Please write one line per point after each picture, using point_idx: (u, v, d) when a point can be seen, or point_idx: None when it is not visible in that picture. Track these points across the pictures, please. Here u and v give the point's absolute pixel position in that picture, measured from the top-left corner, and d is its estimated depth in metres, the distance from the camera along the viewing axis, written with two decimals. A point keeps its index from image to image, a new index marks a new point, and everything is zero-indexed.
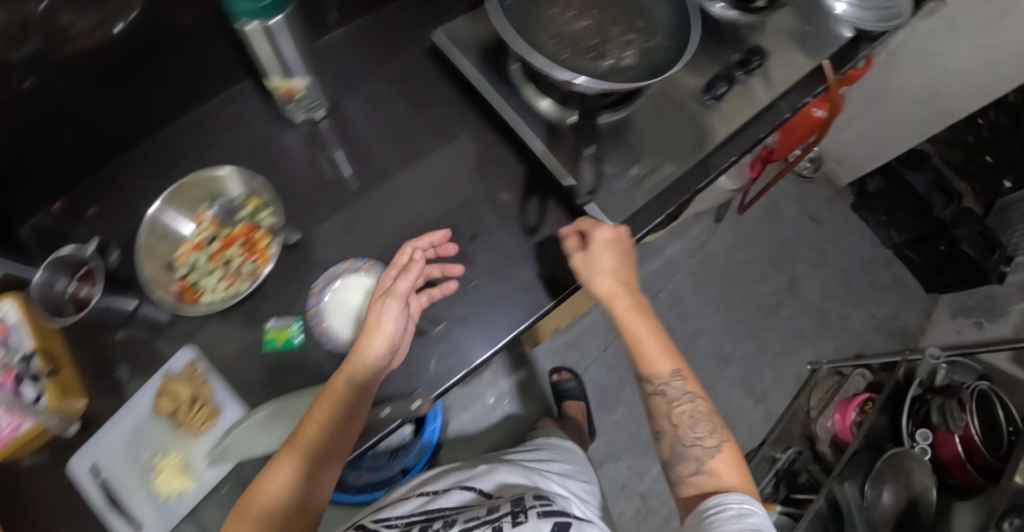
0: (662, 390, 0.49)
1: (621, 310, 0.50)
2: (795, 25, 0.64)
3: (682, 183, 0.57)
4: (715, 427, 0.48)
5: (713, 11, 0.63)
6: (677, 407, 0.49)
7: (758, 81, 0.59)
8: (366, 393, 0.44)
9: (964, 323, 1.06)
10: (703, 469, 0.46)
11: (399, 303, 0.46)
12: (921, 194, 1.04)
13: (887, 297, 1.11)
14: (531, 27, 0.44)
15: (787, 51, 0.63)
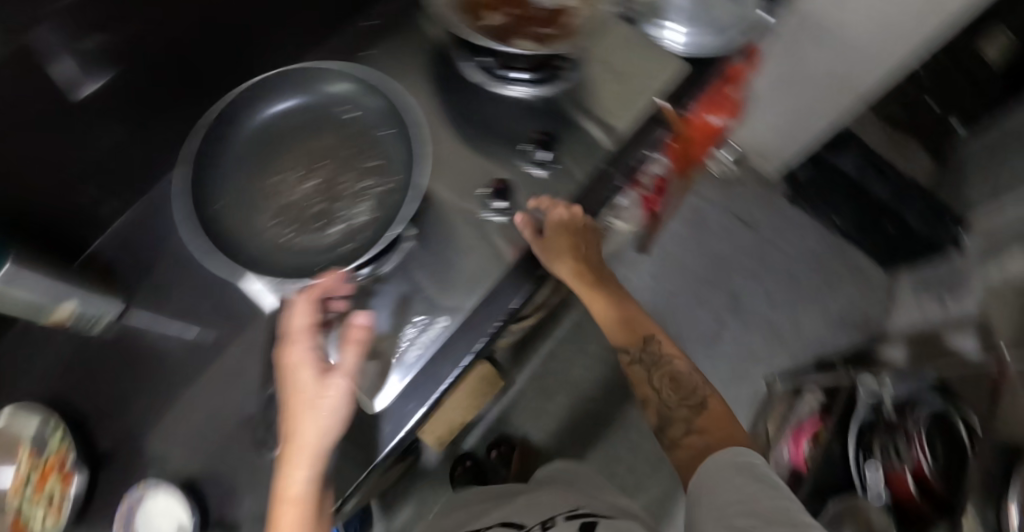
0: (639, 358, 0.53)
1: (583, 288, 0.53)
2: (606, 77, 0.58)
3: (497, 301, 0.51)
4: (692, 391, 0.50)
5: (512, 93, 0.57)
6: (655, 370, 0.52)
7: (568, 161, 0.55)
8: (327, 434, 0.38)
9: (928, 300, 0.99)
10: (692, 429, 0.47)
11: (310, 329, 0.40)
12: (854, 177, 1.00)
13: (841, 290, 1.06)
14: (255, 208, 0.46)
15: (599, 112, 0.57)
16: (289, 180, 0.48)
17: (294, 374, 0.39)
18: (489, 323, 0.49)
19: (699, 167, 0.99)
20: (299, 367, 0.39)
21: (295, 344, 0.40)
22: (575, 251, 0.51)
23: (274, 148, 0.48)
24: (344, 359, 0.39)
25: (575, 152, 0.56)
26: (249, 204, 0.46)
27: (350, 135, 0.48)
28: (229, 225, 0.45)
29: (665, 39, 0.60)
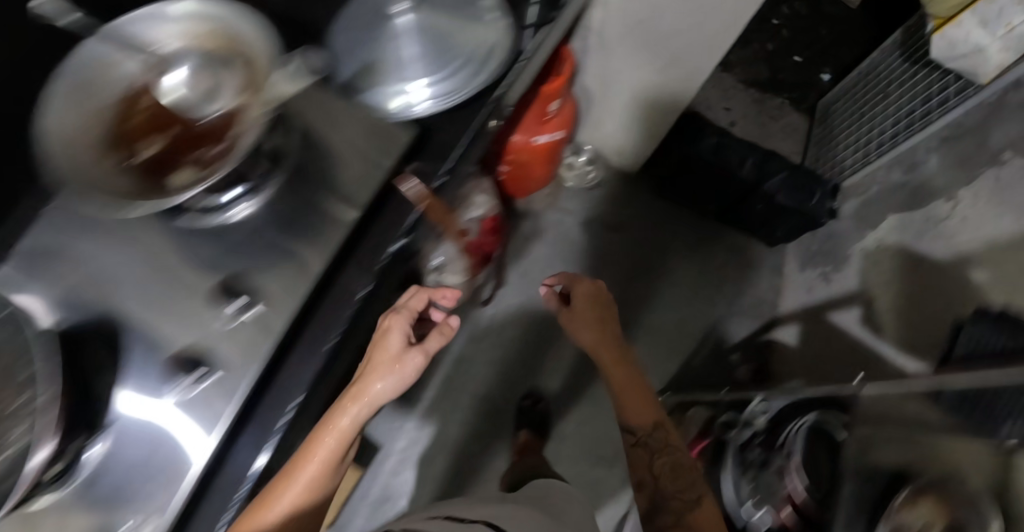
0: (642, 441, 0.65)
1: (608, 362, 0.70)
2: (326, 166, 0.47)
3: (235, 477, 0.42)
4: (689, 486, 0.61)
5: (235, 215, 0.47)
6: (654, 452, 0.64)
7: (288, 284, 0.44)
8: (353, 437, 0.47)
9: (813, 276, 0.95)
10: (687, 517, 0.57)
11: (400, 330, 0.51)
12: (713, 160, 0.89)
13: (725, 278, 1.03)
14: None
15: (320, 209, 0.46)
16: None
17: (379, 367, 0.49)
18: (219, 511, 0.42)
19: (530, 185, 0.91)
20: (391, 345, 0.50)
21: (392, 332, 0.51)
22: (605, 326, 0.73)
23: None
24: (426, 345, 0.52)
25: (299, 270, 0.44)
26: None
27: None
28: None
29: (387, 101, 0.50)
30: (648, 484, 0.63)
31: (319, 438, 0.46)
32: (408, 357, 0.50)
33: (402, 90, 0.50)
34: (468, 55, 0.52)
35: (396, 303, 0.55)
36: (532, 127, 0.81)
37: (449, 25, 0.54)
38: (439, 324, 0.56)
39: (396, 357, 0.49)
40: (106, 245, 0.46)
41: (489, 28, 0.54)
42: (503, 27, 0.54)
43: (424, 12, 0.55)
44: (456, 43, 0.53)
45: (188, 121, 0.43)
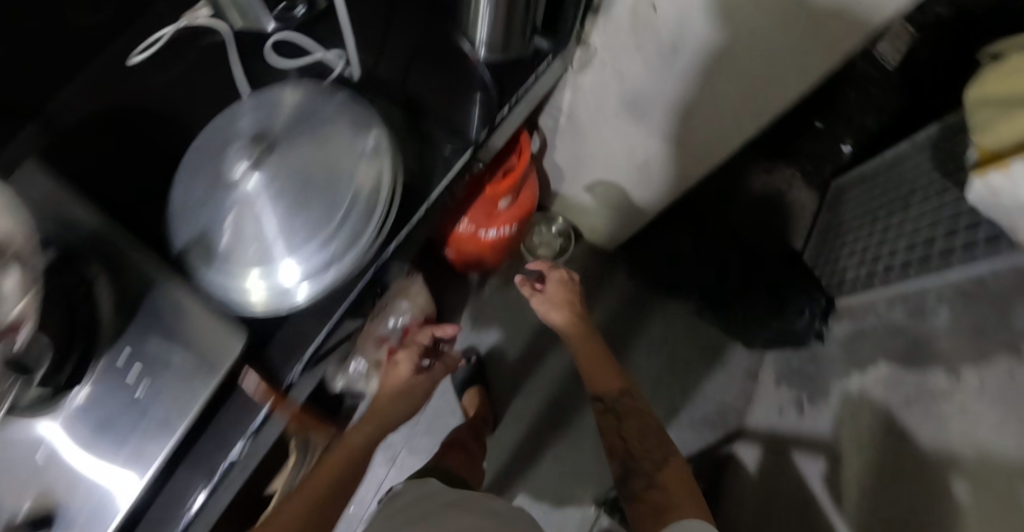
0: (611, 407, 0.70)
1: (573, 336, 0.77)
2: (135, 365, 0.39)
3: None
4: (659, 445, 0.64)
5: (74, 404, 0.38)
6: (624, 428, 0.67)
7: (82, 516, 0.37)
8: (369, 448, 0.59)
9: (786, 397, 0.86)
10: (655, 483, 0.60)
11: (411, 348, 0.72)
12: None
13: (689, 377, 0.97)
14: None
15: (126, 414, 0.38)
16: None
17: (392, 397, 0.67)
18: None
19: (474, 261, 0.84)
20: (406, 371, 0.69)
21: (404, 366, 0.69)
22: (571, 316, 0.79)
23: None
24: (429, 372, 0.73)
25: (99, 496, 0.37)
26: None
27: None
28: None
29: (248, 300, 0.41)
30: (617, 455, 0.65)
31: (351, 444, 0.57)
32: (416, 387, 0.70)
33: (265, 283, 0.41)
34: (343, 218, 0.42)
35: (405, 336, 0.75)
36: (480, 219, 0.75)
37: (305, 181, 0.42)
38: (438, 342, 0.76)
39: (408, 386, 0.69)
40: None
41: (365, 172, 0.43)
42: (386, 168, 0.44)
43: (271, 160, 0.42)
44: (322, 205, 0.42)
45: None
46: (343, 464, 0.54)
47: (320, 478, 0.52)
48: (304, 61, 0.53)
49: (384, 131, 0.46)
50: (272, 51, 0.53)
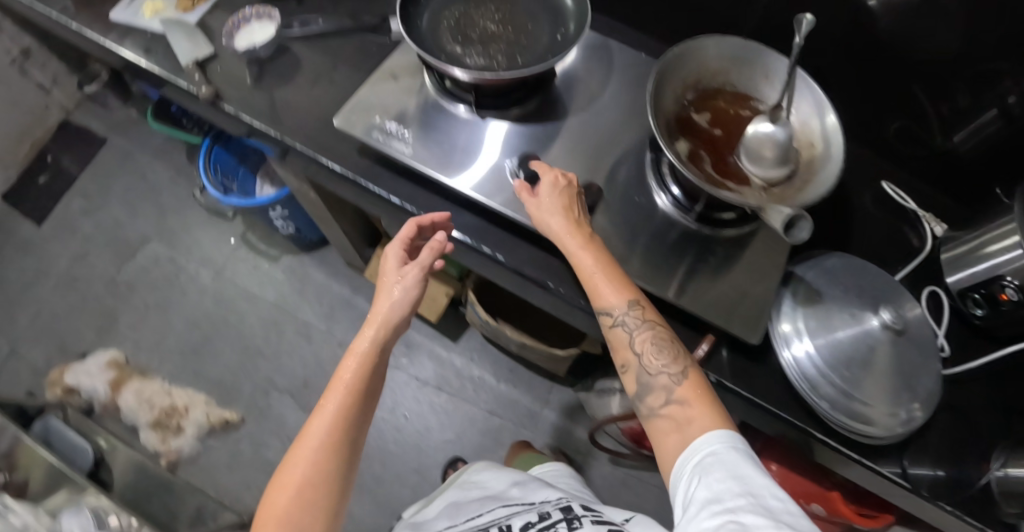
0: (621, 322, 0.67)
1: (569, 244, 0.68)
2: (724, 268, 0.74)
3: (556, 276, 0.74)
4: (675, 358, 0.65)
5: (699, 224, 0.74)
6: (636, 338, 0.66)
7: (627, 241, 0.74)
8: (381, 359, 0.67)
9: None
10: (674, 400, 0.61)
11: (417, 269, 0.70)
12: None
13: None
14: (417, 137, 0.75)
15: (710, 282, 0.73)
16: (487, 9, 0.76)
17: (386, 292, 0.69)
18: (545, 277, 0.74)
19: None
20: (392, 268, 0.71)
21: (391, 256, 0.72)
22: (578, 232, 0.69)
23: (470, 144, 0.76)
24: (423, 260, 0.70)
25: (647, 254, 0.74)
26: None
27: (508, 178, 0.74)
28: (416, 156, 0.75)
29: (795, 343, 0.73)
30: (568, 211, 0.69)
31: (358, 351, 0.66)
32: (421, 283, 0.70)
33: (809, 348, 0.72)
34: (845, 396, 0.70)
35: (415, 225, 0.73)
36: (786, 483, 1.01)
37: (880, 363, 0.71)
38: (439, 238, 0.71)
39: (410, 284, 0.70)
40: (615, 147, 0.78)
41: (881, 407, 0.70)
42: (891, 426, 0.70)
43: (884, 341, 0.71)
44: (863, 379, 0.71)
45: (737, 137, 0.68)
46: (360, 359, 0.66)
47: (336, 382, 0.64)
48: (935, 322, 0.83)
49: (917, 414, 0.71)
50: (928, 303, 0.84)
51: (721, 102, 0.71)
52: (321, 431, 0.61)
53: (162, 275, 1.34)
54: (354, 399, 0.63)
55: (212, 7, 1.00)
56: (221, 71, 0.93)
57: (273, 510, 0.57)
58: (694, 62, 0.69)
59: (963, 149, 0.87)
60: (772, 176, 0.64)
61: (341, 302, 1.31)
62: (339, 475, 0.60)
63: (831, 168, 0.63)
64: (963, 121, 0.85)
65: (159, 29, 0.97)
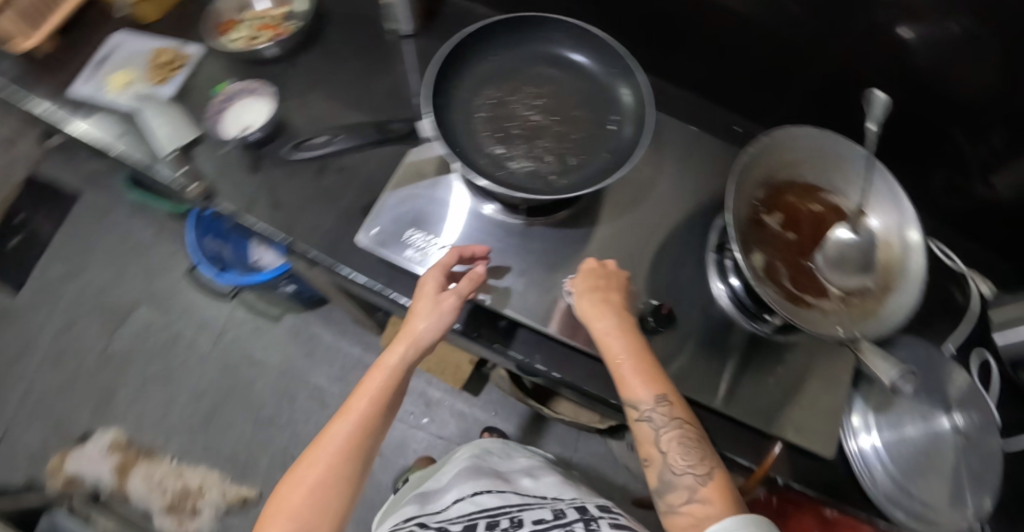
0: (646, 417, 0.59)
1: (598, 332, 0.62)
2: (778, 369, 0.71)
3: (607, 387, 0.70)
4: (701, 457, 0.58)
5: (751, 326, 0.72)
6: (664, 432, 0.58)
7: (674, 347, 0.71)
8: (402, 384, 0.63)
9: None
10: (696, 499, 0.56)
11: (454, 303, 0.64)
12: None
13: None
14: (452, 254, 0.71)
15: (765, 385, 0.71)
16: (527, 95, 0.68)
17: (419, 304, 0.64)
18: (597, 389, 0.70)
19: None
20: (429, 291, 0.64)
21: (428, 285, 0.65)
22: (610, 311, 0.63)
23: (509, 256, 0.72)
24: (461, 289, 0.65)
25: (695, 359, 0.71)
26: (473, 65, 0.68)
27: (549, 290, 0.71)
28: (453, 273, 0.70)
29: (863, 433, 0.71)
30: (597, 295, 0.64)
31: (386, 367, 0.62)
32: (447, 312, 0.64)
33: (878, 440, 0.70)
34: (911, 491, 0.69)
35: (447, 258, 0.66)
36: None
37: (947, 454, 0.70)
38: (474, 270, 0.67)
39: (437, 301, 0.64)
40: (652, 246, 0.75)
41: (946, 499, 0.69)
42: (961, 519, 0.68)
43: (952, 432, 0.70)
44: (929, 471, 0.69)
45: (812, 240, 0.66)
46: (390, 370, 0.62)
47: (365, 387, 0.62)
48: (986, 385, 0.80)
49: (985, 505, 0.69)
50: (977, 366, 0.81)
51: (791, 197, 0.67)
52: (341, 439, 0.59)
53: (157, 343, 1.27)
54: (377, 409, 0.61)
55: (189, 76, 0.90)
56: (210, 159, 0.83)
57: (282, 509, 0.56)
58: (767, 156, 0.65)
59: (1005, 197, 0.82)
60: (852, 289, 0.63)
61: (352, 362, 1.27)
62: (351, 482, 0.59)
63: (915, 281, 0.61)
64: (1006, 167, 0.79)
65: (132, 107, 0.87)
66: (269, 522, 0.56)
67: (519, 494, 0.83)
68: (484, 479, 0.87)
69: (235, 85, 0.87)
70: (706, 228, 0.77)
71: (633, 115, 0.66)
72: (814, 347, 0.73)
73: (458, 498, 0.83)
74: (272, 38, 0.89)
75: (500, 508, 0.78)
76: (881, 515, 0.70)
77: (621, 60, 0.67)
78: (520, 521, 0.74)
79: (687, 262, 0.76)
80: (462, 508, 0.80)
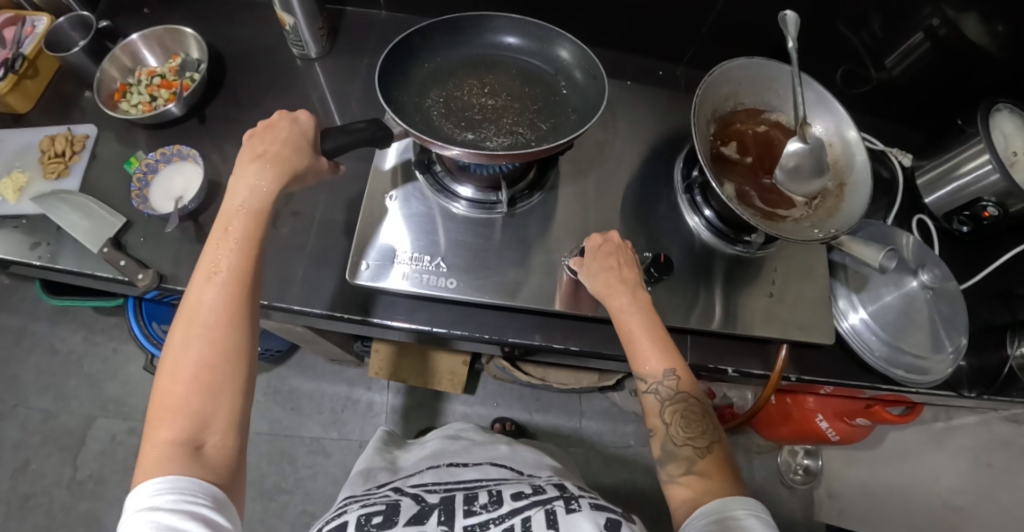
0: (655, 388, 0.62)
1: (611, 301, 0.65)
2: (766, 281, 0.76)
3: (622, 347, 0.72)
4: (704, 429, 0.61)
5: (732, 250, 0.76)
6: (668, 406, 0.61)
7: (670, 287, 0.74)
8: (258, 223, 0.59)
9: None
10: (694, 471, 0.58)
11: (279, 139, 0.61)
12: None
13: None
14: (447, 263, 0.70)
15: (760, 299, 0.75)
16: (473, 87, 0.69)
17: (269, 141, 0.61)
18: (614, 349, 0.72)
19: (782, 426, 1.16)
20: (256, 146, 0.61)
21: (281, 128, 0.62)
22: (625, 287, 0.65)
23: (495, 250, 0.72)
24: (280, 135, 0.61)
25: (694, 292, 0.74)
26: (409, 76, 0.68)
27: (539, 270, 0.72)
28: (449, 283, 0.69)
29: (845, 316, 0.78)
30: (609, 270, 0.66)
31: (236, 213, 0.58)
32: (309, 152, 0.62)
33: (859, 318, 0.77)
34: (903, 353, 0.75)
35: (286, 131, 0.62)
36: (826, 412, 1.05)
37: (925, 315, 0.76)
38: (287, 115, 0.63)
39: (297, 143, 0.62)
40: (621, 202, 0.78)
41: (937, 353, 0.75)
42: (949, 365, 0.76)
43: (925, 294, 0.77)
44: (917, 335, 0.76)
45: (768, 154, 0.76)
46: (244, 214, 0.58)
47: (218, 246, 0.57)
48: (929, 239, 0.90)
49: (962, 345, 0.77)
50: (916, 226, 0.89)
51: (738, 124, 0.77)
52: (213, 308, 0.54)
53: (129, 450, 1.17)
54: (247, 264, 0.57)
55: (91, 161, 0.81)
56: (146, 241, 0.77)
57: (166, 400, 0.51)
58: (711, 94, 0.74)
59: (899, 75, 0.90)
60: (812, 192, 0.73)
61: (343, 403, 1.24)
62: (241, 350, 0.54)
63: (857, 167, 0.73)
64: (894, 46, 0.87)
65: (38, 212, 0.78)
66: (156, 427, 0.50)
67: (497, 466, 0.83)
68: (456, 454, 0.87)
69: (149, 155, 0.81)
70: (663, 173, 0.81)
71: (580, 70, 0.69)
72: (793, 251, 0.79)
73: (430, 467, 0.83)
74: (176, 97, 0.83)
75: (485, 480, 0.77)
76: (884, 379, 0.77)
77: (546, 30, 0.68)
78: (498, 492, 0.71)
79: (657, 207, 0.79)
80: (438, 475, 0.79)
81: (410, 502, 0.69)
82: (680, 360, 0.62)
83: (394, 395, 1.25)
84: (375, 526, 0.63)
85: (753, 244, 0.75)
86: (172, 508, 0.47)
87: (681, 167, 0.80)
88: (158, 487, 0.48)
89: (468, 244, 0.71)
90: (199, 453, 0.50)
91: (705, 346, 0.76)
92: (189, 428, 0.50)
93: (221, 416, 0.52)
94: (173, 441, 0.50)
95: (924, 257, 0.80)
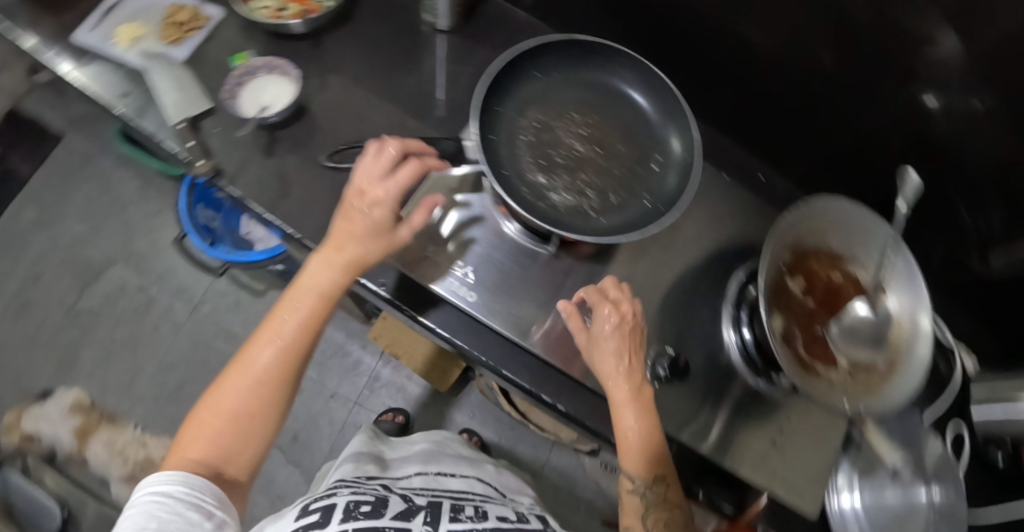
0: (641, 492, 0.61)
1: (615, 392, 0.62)
2: (775, 426, 0.72)
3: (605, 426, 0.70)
4: None
5: (755, 383, 0.73)
6: (650, 511, 0.60)
7: (676, 389, 0.71)
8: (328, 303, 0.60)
9: None
10: None
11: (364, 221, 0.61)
12: None
13: None
14: (475, 281, 0.70)
15: (763, 442, 0.71)
16: (572, 122, 0.68)
17: (352, 229, 0.61)
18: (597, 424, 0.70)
19: None
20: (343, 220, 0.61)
21: (362, 207, 0.61)
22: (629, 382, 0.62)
23: (522, 281, 0.71)
24: (364, 215, 0.61)
25: (695, 404, 0.72)
26: (519, 85, 0.67)
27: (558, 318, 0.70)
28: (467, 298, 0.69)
29: (839, 501, 0.73)
30: (623, 354, 0.63)
31: (314, 285, 0.60)
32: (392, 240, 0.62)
33: (852, 507, 0.72)
34: None
35: (369, 206, 0.61)
36: None
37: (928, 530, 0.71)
38: (369, 182, 0.62)
39: (380, 233, 0.61)
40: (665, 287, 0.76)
41: None
42: None
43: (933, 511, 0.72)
44: None
45: (835, 306, 0.72)
46: (322, 291, 0.60)
47: (287, 311, 0.59)
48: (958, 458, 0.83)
49: None
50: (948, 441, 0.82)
51: (815, 263, 0.73)
52: (267, 365, 0.57)
53: (132, 305, 1.23)
54: (309, 335, 0.59)
55: (205, 40, 0.84)
56: (218, 134, 0.79)
57: (200, 429, 0.55)
58: (801, 223, 0.71)
59: (999, 278, 0.83)
60: (860, 360, 0.69)
61: (333, 348, 1.25)
62: (278, 406, 0.58)
63: (920, 350, 0.67)
64: (1007, 248, 0.79)
65: (137, 66, 0.81)
66: (186, 446, 0.54)
67: (483, 482, 0.83)
68: (443, 463, 0.85)
69: (257, 58, 0.83)
70: (720, 275, 0.78)
71: (678, 158, 0.66)
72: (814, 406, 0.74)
73: (418, 472, 0.81)
74: (303, 13, 0.84)
75: (471, 494, 0.76)
76: None
77: (668, 98, 0.67)
78: (484, 511, 0.70)
79: (699, 307, 0.76)
80: (425, 481, 0.78)
81: (398, 499, 0.67)
82: (671, 472, 0.62)
83: (381, 361, 1.26)
84: (363, 514, 0.60)
85: (777, 384, 0.72)
86: (180, 498, 0.49)
87: (737, 278, 0.76)
88: (171, 477, 0.51)
89: (500, 268, 0.70)
90: (217, 478, 0.54)
91: (686, 459, 0.73)
92: (216, 457, 0.54)
93: (245, 459, 0.55)
94: (198, 462, 0.53)
95: (949, 473, 0.75)
